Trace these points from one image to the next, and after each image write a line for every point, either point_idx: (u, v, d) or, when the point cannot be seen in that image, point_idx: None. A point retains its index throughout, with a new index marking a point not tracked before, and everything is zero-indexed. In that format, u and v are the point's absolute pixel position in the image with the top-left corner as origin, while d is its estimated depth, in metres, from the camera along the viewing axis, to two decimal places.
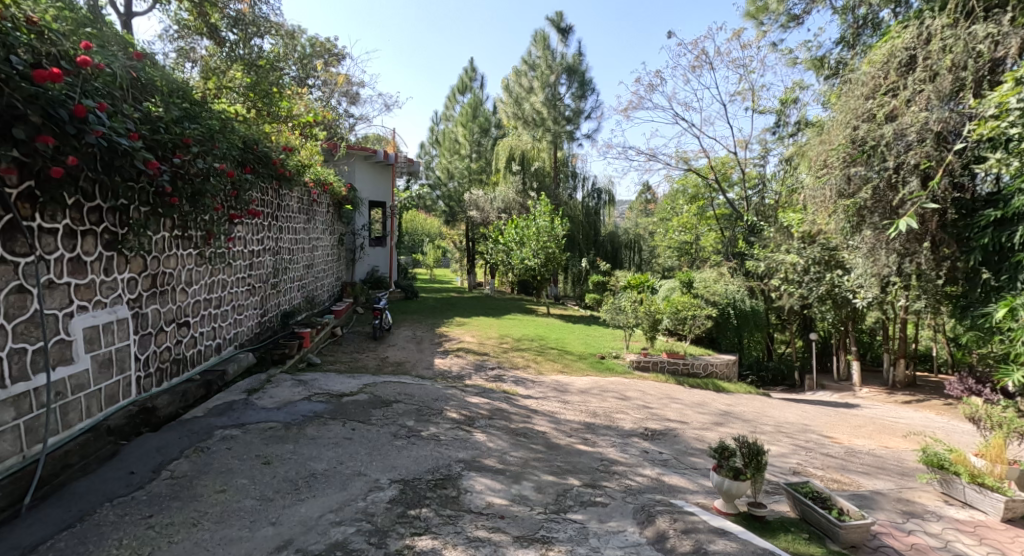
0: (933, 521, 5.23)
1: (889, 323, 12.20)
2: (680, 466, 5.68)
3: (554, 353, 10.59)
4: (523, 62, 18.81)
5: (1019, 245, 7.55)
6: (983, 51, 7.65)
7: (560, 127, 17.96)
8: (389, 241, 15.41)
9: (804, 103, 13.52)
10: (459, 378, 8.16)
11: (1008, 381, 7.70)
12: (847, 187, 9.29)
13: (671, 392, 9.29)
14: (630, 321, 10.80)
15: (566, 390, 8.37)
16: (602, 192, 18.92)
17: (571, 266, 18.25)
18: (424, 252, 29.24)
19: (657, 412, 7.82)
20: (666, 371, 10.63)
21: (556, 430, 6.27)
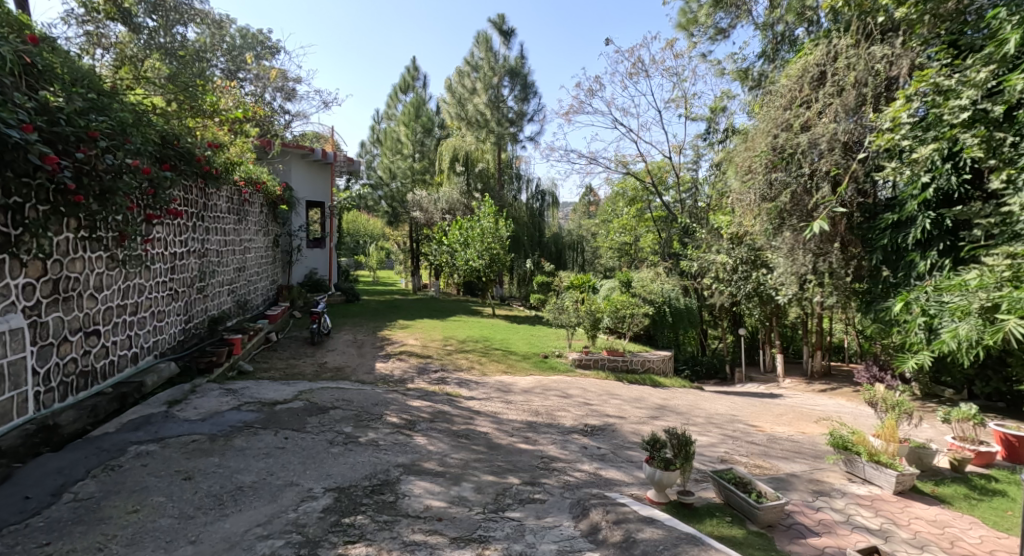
0: (838, 498, 5.80)
1: (807, 319, 13.15)
2: (617, 460, 6.02)
3: (498, 354, 10.80)
4: (465, 62, 18.94)
5: (912, 245, 8.46)
6: (880, 71, 8.49)
7: (503, 129, 18.30)
8: (329, 242, 15.17)
9: (731, 111, 14.39)
10: (402, 382, 8.23)
11: (906, 369, 8.54)
12: (769, 191, 9.93)
13: (610, 389, 9.69)
14: (572, 321, 11.14)
15: (508, 389, 8.60)
16: (545, 194, 19.28)
17: (516, 267, 18.49)
18: (367, 254, 28.69)
19: (597, 408, 8.18)
20: (606, 369, 11.02)
21: (498, 430, 6.50)
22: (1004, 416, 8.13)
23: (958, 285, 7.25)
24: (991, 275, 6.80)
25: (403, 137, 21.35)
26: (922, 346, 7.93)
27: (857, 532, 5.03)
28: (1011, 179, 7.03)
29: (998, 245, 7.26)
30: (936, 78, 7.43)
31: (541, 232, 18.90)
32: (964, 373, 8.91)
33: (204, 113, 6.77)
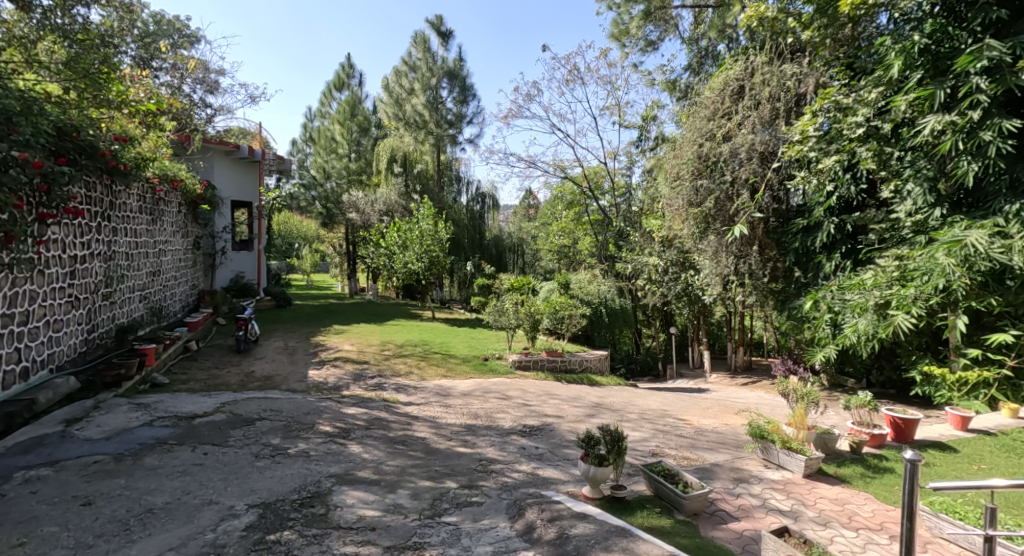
0: (756, 483, 6.31)
1: (731, 317, 14.01)
2: (554, 459, 6.26)
3: (438, 357, 10.88)
4: (403, 62, 18.82)
5: (819, 247, 9.17)
6: (790, 87, 9.24)
7: (441, 131, 18.48)
8: (257, 244, 14.62)
9: (661, 120, 15.09)
10: (337, 389, 8.18)
11: (816, 360, 9.07)
12: (695, 197, 10.57)
13: (548, 389, 9.98)
14: (511, 322, 11.40)
15: (447, 393, 8.72)
16: (485, 196, 19.51)
17: (456, 270, 18.51)
18: (299, 256, 27.78)
19: (535, 409, 8.42)
20: (546, 369, 11.28)
21: (437, 435, 6.61)
22: (895, 402, 9.02)
23: (859, 284, 8.00)
24: (883, 274, 7.67)
25: (336, 135, 20.95)
26: (828, 340, 8.65)
27: (771, 514, 5.51)
28: (899, 189, 7.91)
29: (889, 247, 8.09)
30: (837, 96, 8.25)
31: (482, 234, 19.05)
32: (864, 365, 9.78)
33: (111, 103, 6.40)
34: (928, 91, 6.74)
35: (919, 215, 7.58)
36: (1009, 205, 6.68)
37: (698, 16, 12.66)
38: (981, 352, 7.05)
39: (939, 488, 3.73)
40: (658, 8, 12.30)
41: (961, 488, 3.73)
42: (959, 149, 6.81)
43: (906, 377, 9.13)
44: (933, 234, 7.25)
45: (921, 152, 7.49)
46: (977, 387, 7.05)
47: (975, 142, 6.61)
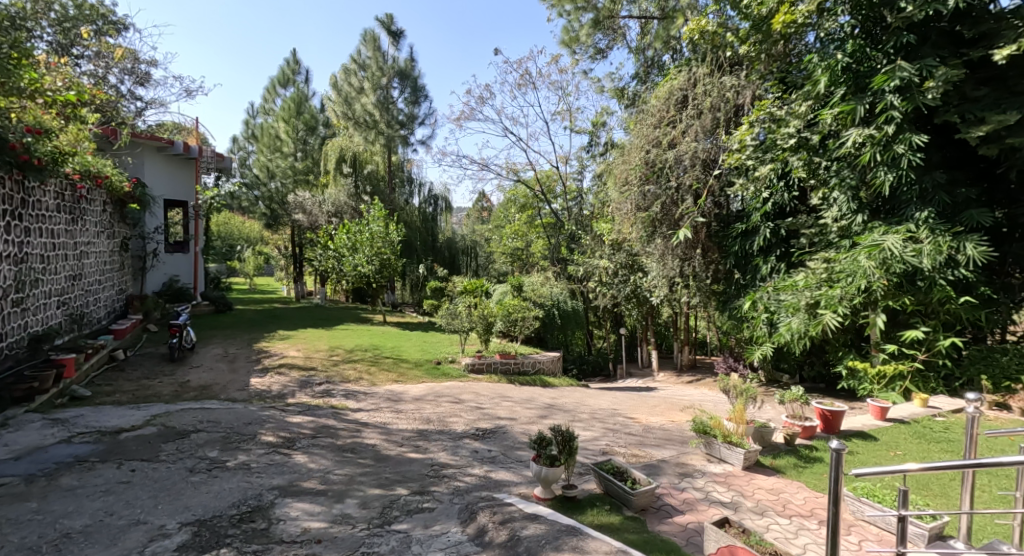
0: (700, 477, 6.40)
1: (677, 318, 14.54)
2: (507, 461, 6.22)
3: (389, 362, 10.84)
4: (352, 60, 18.53)
5: (756, 251, 9.61)
6: (729, 99, 9.64)
7: (393, 131, 18.09)
8: (192, 246, 14.22)
9: (610, 126, 15.48)
10: (282, 397, 8.06)
11: (754, 358, 9.51)
12: (643, 201, 10.71)
13: (501, 392, 10.07)
14: (465, 325, 11.49)
15: (398, 399, 8.69)
16: (438, 199, 19.49)
17: (408, 273, 18.34)
18: (241, 259, 26.78)
19: (489, 412, 8.43)
20: (499, 372, 11.40)
21: (387, 442, 6.59)
22: (824, 395, 9.63)
23: (791, 285, 8.50)
24: (813, 275, 8.20)
25: (282, 134, 20.15)
26: (765, 338, 9.09)
27: (713, 506, 5.60)
28: (826, 197, 8.47)
29: (818, 251, 8.61)
30: (771, 108, 8.82)
31: (434, 237, 18.90)
32: (797, 361, 10.39)
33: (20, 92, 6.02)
34: (850, 106, 7.33)
35: (843, 221, 8.14)
36: (919, 213, 7.31)
37: (644, 27, 13.06)
38: (896, 347, 7.71)
39: (859, 475, 3.94)
40: (606, 17, 12.56)
41: (878, 473, 3.90)
42: (877, 161, 7.41)
43: (833, 372, 9.73)
44: (856, 238, 7.84)
45: (845, 163, 8.10)
46: (894, 380, 7.77)
47: (890, 155, 7.22)
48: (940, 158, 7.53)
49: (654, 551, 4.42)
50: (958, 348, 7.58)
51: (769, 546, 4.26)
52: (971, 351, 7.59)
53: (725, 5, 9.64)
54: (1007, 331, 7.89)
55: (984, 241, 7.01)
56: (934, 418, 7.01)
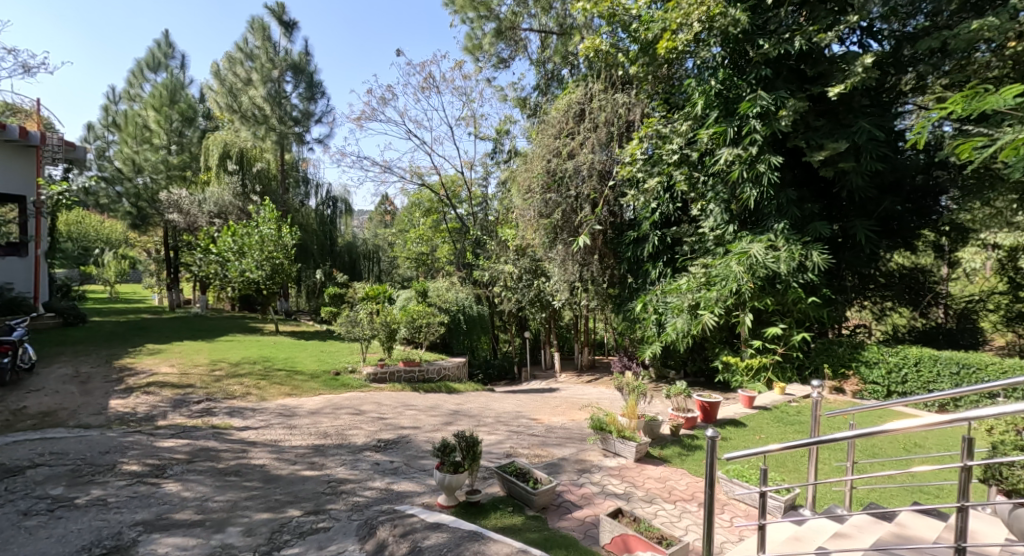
0: (596, 472, 6.07)
1: (577, 319, 15.09)
2: (410, 471, 6.02)
3: (281, 376, 10.37)
4: (236, 48, 16.61)
5: (646, 256, 10.31)
6: (622, 115, 10.26)
7: (286, 127, 16.80)
8: (32, 248, 12.12)
9: (513, 134, 15.55)
10: (150, 420, 7.44)
11: (646, 355, 10.06)
12: (545, 209, 11.08)
13: (404, 400, 9.88)
14: (366, 333, 11.29)
15: (292, 414, 8.27)
16: (337, 200, 19.07)
17: (305, 279, 18.02)
18: (96, 261, 23.98)
19: (391, 421, 8.15)
20: (403, 381, 11.36)
21: (279, 460, 6.21)
22: (704, 389, 10.52)
23: (677, 288, 9.20)
24: (693, 280, 8.96)
25: (150, 122, 16.75)
26: (654, 338, 9.65)
27: (609, 499, 5.35)
28: (704, 209, 9.32)
29: (697, 257, 9.46)
30: (658, 125, 9.49)
31: (333, 241, 18.49)
32: (682, 357, 11.22)
33: None
34: (722, 128, 8.25)
35: (717, 230, 9.06)
36: (777, 225, 8.35)
37: (544, 41, 13.42)
38: (761, 342, 8.68)
39: (730, 459, 4.35)
40: (508, 28, 13.07)
41: (748, 456, 4.36)
42: (744, 178, 8.34)
43: (710, 366, 10.70)
44: (728, 246, 8.77)
45: (718, 178, 8.98)
46: (759, 371, 8.77)
47: (754, 172, 8.18)
48: (793, 177, 8.65)
49: (552, 547, 4.30)
50: (808, 341, 8.74)
51: (657, 531, 4.30)
52: (817, 344, 8.76)
53: (616, 26, 9.89)
54: (842, 325, 9.29)
55: (824, 251, 8.21)
56: (790, 404, 8.03)
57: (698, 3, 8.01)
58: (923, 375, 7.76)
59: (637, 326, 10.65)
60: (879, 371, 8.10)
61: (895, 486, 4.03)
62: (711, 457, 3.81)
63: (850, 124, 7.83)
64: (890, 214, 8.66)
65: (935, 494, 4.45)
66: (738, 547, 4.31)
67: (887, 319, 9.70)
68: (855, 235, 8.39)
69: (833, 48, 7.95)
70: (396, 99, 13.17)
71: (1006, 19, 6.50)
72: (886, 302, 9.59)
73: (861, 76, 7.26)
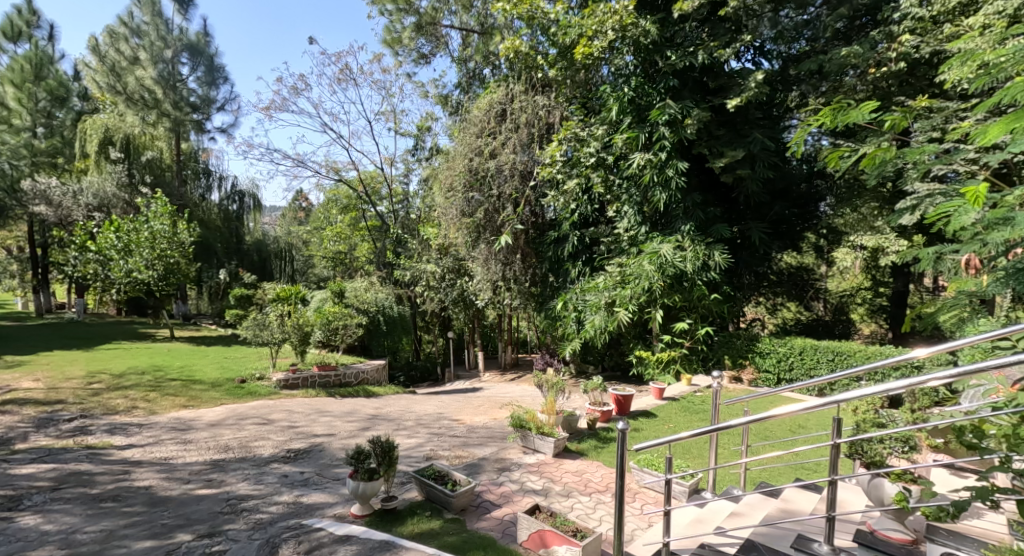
0: (517, 469, 6.20)
1: (501, 319, 15.11)
2: (322, 481, 5.85)
3: (176, 386, 9.72)
4: (120, 21, 14.77)
5: (566, 256, 10.55)
6: (542, 117, 10.35)
7: (182, 113, 15.38)
8: None
9: (435, 132, 14.98)
10: (7, 444, 6.70)
11: (567, 352, 10.30)
12: (467, 208, 10.90)
13: (318, 407, 9.54)
14: (276, 337, 10.74)
15: (187, 427, 7.74)
16: (244, 195, 17.98)
17: (205, 279, 16.55)
18: None
19: (303, 430, 7.84)
20: (317, 386, 10.96)
21: (168, 480, 5.79)
22: (620, 382, 10.94)
23: (595, 286, 9.51)
24: (609, 279, 9.32)
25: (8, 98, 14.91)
26: (574, 335, 9.91)
27: (528, 496, 5.49)
28: (619, 210, 9.73)
29: (613, 257, 9.83)
30: (576, 129, 9.70)
31: (240, 239, 17.36)
32: (600, 352, 11.58)
33: None
34: (634, 133, 8.66)
35: (631, 231, 9.47)
36: (684, 227, 8.86)
37: (466, 40, 13.31)
38: (670, 337, 9.19)
39: (640, 449, 4.55)
40: (428, 23, 12.86)
41: (656, 445, 4.58)
42: (655, 182, 8.79)
43: (627, 360, 11.15)
44: (640, 246, 9.21)
45: (632, 182, 9.37)
46: (669, 364, 9.27)
47: (663, 176, 8.64)
48: (697, 182, 9.21)
49: (469, 550, 4.36)
50: (711, 335, 9.33)
51: (573, 524, 4.41)
52: (719, 337, 9.39)
53: (536, 29, 10.06)
54: (741, 319, 10.02)
55: (725, 251, 8.84)
56: (695, 393, 8.59)
57: (611, 12, 8.31)
58: (806, 362, 8.51)
59: (558, 324, 10.94)
60: (771, 360, 8.82)
61: (783, 465, 4.43)
62: (622, 447, 3.98)
63: (746, 135, 8.48)
64: (780, 217, 9.47)
65: (814, 470, 4.96)
66: (646, 533, 4.55)
67: (779, 313, 10.62)
68: (750, 237, 9.09)
69: (731, 64, 8.60)
70: (308, 89, 12.46)
71: (867, 49, 7.36)
72: (777, 298, 10.46)
73: (754, 90, 7.84)
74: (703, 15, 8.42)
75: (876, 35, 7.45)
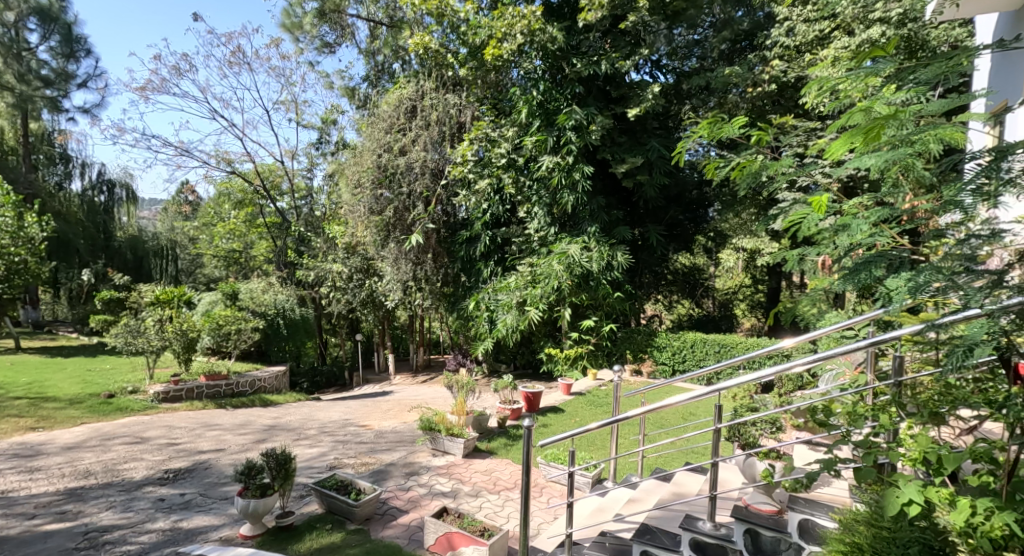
0: (425, 472, 6.18)
1: (412, 319, 14.86)
2: (206, 503, 5.49)
3: (23, 407, 8.68)
4: None
5: (478, 255, 10.58)
6: (454, 116, 10.24)
7: (31, 88, 13.65)
8: None
9: (341, 125, 14.40)
10: None
11: (479, 352, 10.32)
12: (376, 205, 10.58)
13: (205, 420, 8.91)
14: (154, 344, 9.88)
15: (39, 453, 6.93)
16: (114, 184, 16.47)
17: (65, 281, 14.78)
18: None
19: (185, 447, 7.31)
20: (205, 397, 10.26)
21: (11, 516, 5.15)
22: (532, 379, 11.18)
23: (506, 286, 9.64)
24: (521, 278, 9.47)
25: None
26: (486, 334, 10.01)
27: (435, 499, 5.49)
28: (530, 211, 9.94)
29: (525, 256, 10.03)
30: (487, 129, 9.73)
31: (110, 236, 15.86)
32: (512, 352, 11.78)
33: None
34: (543, 137, 8.90)
35: (540, 232, 9.71)
36: (590, 228, 9.21)
37: (373, 31, 12.90)
38: (577, 334, 9.56)
39: (545, 445, 4.64)
40: (331, 10, 12.33)
41: (560, 440, 4.69)
42: (563, 184, 9.11)
43: (538, 358, 11.43)
44: (550, 247, 9.48)
45: (542, 184, 9.63)
46: (576, 360, 9.67)
47: (571, 179, 8.97)
48: (601, 187, 9.63)
49: None
50: (615, 331, 9.78)
51: (480, 524, 4.45)
52: (622, 332, 9.80)
53: (445, 26, 9.98)
54: (643, 315, 10.62)
55: (626, 251, 9.34)
56: (601, 387, 8.99)
57: (520, 16, 8.44)
58: (696, 355, 9.20)
59: (470, 323, 11.02)
60: (667, 353, 9.44)
61: (676, 451, 4.73)
62: (529, 443, 4.06)
63: (644, 143, 8.99)
64: (675, 222, 10.16)
65: (703, 454, 5.38)
66: (552, 527, 4.69)
67: (675, 309, 11.24)
68: (650, 239, 9.69)
69: (631, 75, 9.03)
70: (193, 71, 11.60)
71: (747, 69, 8.06)
72: (673, 295, 11.07)
73: (652, 101, 8.32)
74: (606, 26, 8.79)
75: (754, 58, 8.23)
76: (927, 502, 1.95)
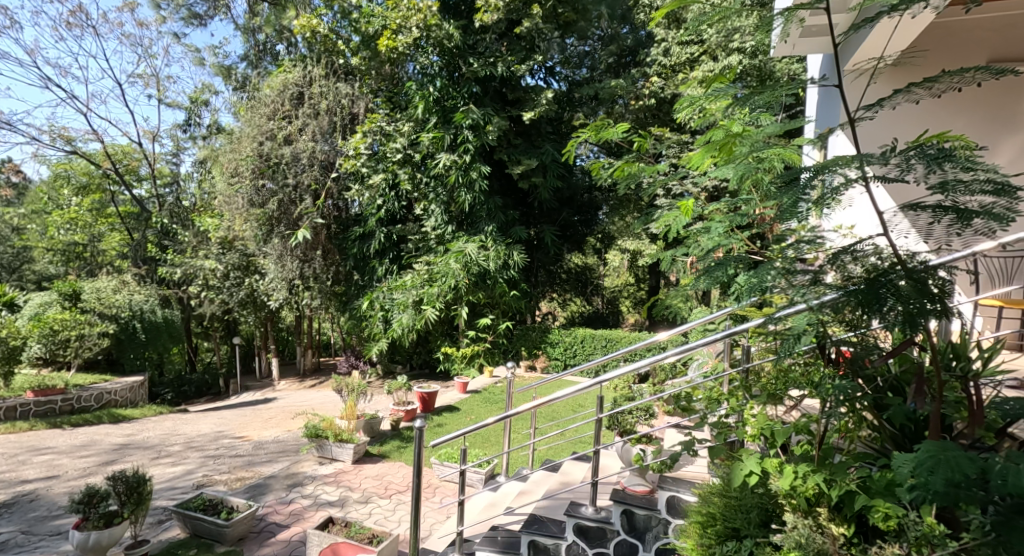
0: (310, 483, 5.95)
1: (300, 320, 14.12)
2: (32, 541, 4.85)
3: None
4: None
5: (371, 253, 10.32)
6: (345, 105, 9.89)
7: None
8: None
9: (215, 108, 13.32)
10: None
11: (373, 353, 10.06)
12: (256, 197, 9.99)
13: (34, 444, 7.85)
14: None
15: None
16: None
17: None
18: None
19: (4, 478, 6.40)
20: (30, 416, 9.06)
21: None
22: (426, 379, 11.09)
23: (402, 285, 9.48)
24: (419, 276, 9.38)
25: None
26: (380, 334, 9.80)
27: (321, 509, 5.31)
28: (426, 209, 9.86)
29: (421, 254, 9.89)
30: (381, 123, 9.53)
31: None
32: (407, 352, 11.64)
33: None
34: (440, 134, 8.91)
35: (438, 230, 9.68)
36: (487, 228, 9.35)
37: (252, 8, 12.07)
38: (474, 332, 9.66)
39: (439, 443, 4.62)
40: None
41: (452, 438, 4.69)
42: (460, 183, 9.17)
43: (434, 357, 11.35)
44: (447, 245, 9.49)
45: (439, 182, 9.63)
46: (473, 358, 9.72)
47: (468, 178, 9.04)
48: (497, 187, 9.81)
49: None
50: (510, 329, 10.04)
51: (368, 531, 4.36)
52: (517, 330, 10.13)
53: (335, 10, 9.63)
54: (537, 313, 10.95)
55: (522, 251, 9.59)
56: (496, 384, 9.13)
57: (416, 9, 8.45)
58: (586, 349, 9.67)
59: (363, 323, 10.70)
60: (559, 348, 9.84)
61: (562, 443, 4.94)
62: (421, 444, 4.03)
63: (539, 146, 9.28)
64: (567, 223, 10.60)
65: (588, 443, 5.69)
66: (443, 526, 4.71)
67: (568, 307, 11.66)
68: (544, 239, 10.07)
69: (526, 79, 9.28)
70: (17, 26, 10.09)
71: (630, 83, 8.68)
72: (566, 294, 11.48)
73: (546, 106, 8.68)
74: (502, 29, 8.97)
75: (637, 73, 8.84)
76: (764, 473, 2.23)
